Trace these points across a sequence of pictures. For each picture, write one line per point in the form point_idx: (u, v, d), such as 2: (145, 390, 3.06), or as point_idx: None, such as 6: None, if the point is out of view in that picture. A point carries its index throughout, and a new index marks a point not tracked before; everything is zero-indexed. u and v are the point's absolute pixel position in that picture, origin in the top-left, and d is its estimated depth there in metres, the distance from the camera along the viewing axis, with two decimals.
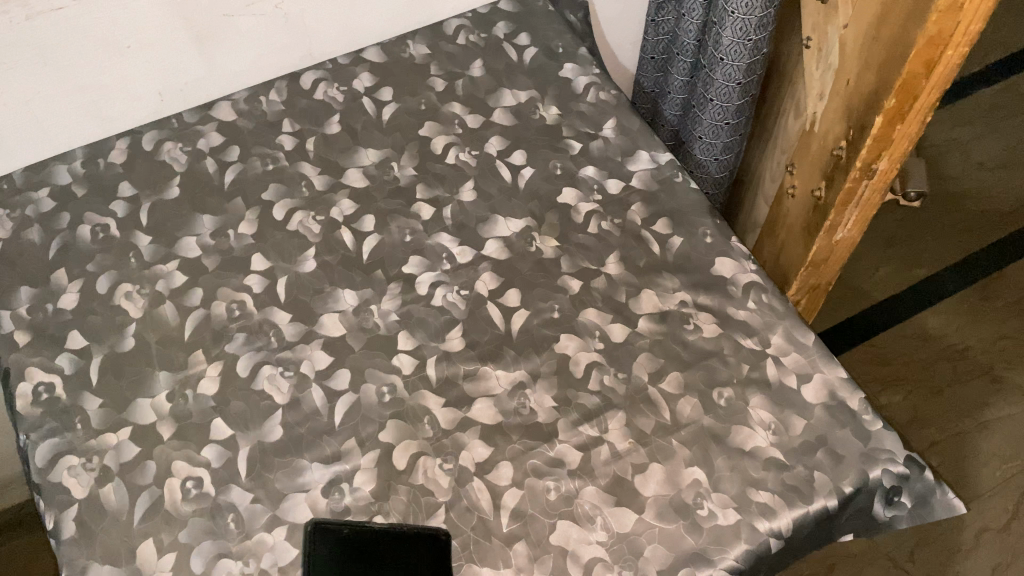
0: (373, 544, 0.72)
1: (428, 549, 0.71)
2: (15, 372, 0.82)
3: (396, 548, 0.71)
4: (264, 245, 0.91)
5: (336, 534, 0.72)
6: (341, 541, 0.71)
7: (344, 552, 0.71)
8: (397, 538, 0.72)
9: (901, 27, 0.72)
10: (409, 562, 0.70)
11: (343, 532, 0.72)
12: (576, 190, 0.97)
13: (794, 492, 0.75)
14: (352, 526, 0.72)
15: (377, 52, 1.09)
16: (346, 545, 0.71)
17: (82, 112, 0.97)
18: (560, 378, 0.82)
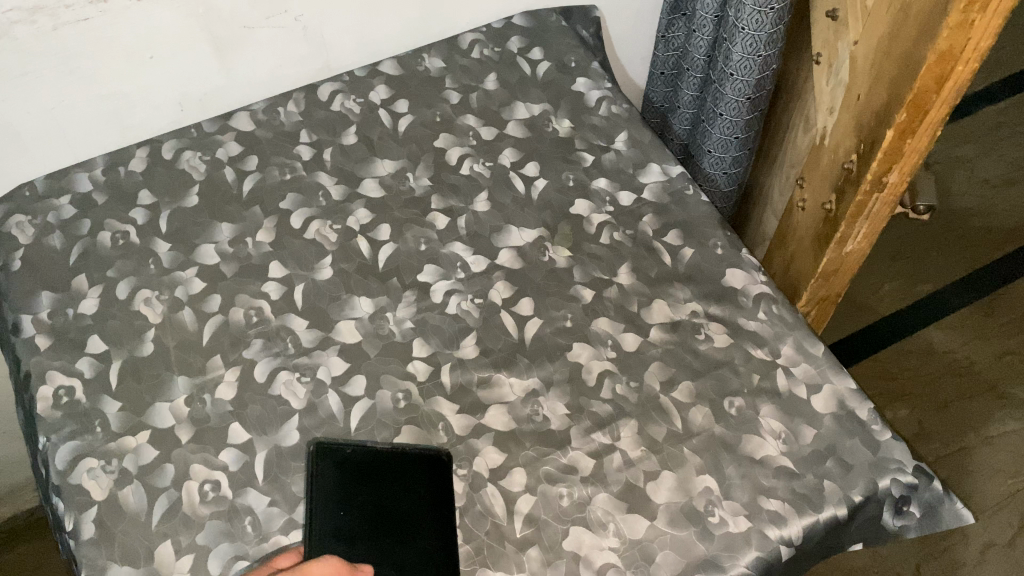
0: (372, 462, 0.78)
1: (427, 464, 0.77)
2: (37, 375, 0.83)
3: (397, 464, 0.78)
4: (282, 253, 0.93)
5: (338, 455, 0.78)
6: (342, 460, 0.77)
7: (344, 470, 0.77)
8: (398, 457, 0.78)
9: (915, 41, 0.73)
10: (409, 479, 0.77)
11: (345, 452, 0.78)
12: (589, 201, 0.98)
13: (805, 500, 0.76)
14: (354, 447, 0.78)
15: (393, 64, 1.11)
16: (348, 464, 0.77)
17: (105, 119, 1.00)
18: (573, 386, 0.84)
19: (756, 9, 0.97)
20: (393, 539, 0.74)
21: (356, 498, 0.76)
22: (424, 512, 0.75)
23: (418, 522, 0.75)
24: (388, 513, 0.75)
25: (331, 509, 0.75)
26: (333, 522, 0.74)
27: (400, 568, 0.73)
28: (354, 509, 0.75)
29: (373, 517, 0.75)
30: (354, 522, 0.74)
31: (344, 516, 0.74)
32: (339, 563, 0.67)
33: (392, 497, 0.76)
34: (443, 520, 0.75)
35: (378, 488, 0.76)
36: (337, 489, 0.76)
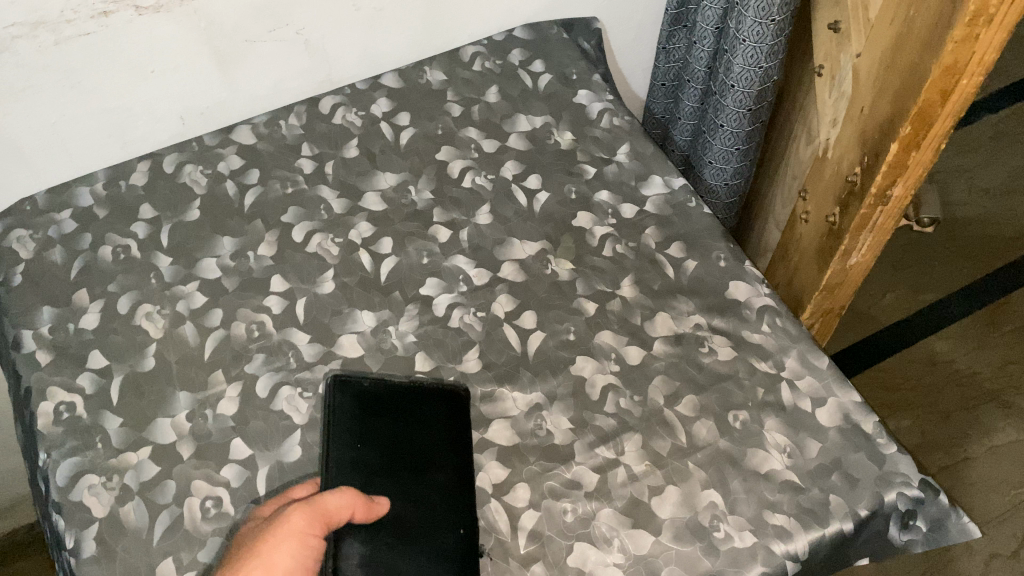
0: (389, 399, 0.80)
1: (446, 404, 0.81)
2: (37, 391, 0.83)
3: (414, 401, 0.80)
4: (284, 267, 0.92)
5: (356, 387, 0.80)
6: (359, 394, 0.80)
7: (361, 403, 0.79)
8: (414, 395, 0.81)
9: (920, 54, 0.73)
10: (427, 414, 0.79)
11: (363, 385, 0.81)
12: (591, 214, 0.98)
13: (811, 515, 0.75)
14: (371, 381, 0.81)
15: (395, 77, 1.11)
16: (365, 397, 0.79)
17: (106, 134, 1.00)
18: (577, 400, 0.83)
19: (757, 21, 0.96)
20: (410, 471, 0.75)
21: (373, 430, 0.77)
22: (442, 447, 0.77)
23: (435, 457, 0.77)
24: (404, 446, 0.77)
25: (348, 439, 0.76)
26: (351, 452, 0.75)
27: (418, 499, 0.74)
28: (371, 441, 0.76)
29: (390, 447, 0.76)
30: (371, 454, 0.75)
31: (361, 448, 0.75)
32: (356, 495, 0.69)
33: (410, 431, 0.78)
34: (462, 457, 0.78)
35: (396, 423, 0.78)
36: (354, 420, 0.77)
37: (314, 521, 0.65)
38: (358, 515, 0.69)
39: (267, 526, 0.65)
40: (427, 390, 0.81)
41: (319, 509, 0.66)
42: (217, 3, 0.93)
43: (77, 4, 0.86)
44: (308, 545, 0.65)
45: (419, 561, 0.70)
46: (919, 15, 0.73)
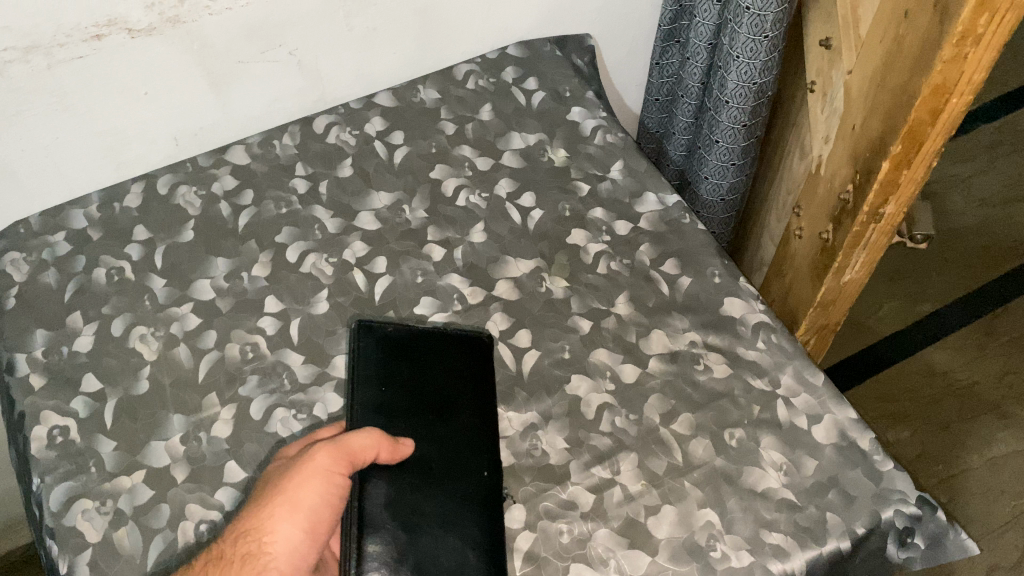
0: (411, 341, 0.84)
1: (469, 350, 0.85)
2: (31, 415, 0.83)
3: (436, 346, 0.84)
4: (278, 288, 0.92)
5: (380, 333, 0.84)
6: (381, 338, 0.84)
7: (383, 347, 0.83)
8: (437, 341, 0.84)
9: (909, 74, 0.73)
10: (449, 359, 0.83)
11: (387, 331, 0.84)
12: (585, 231, 0.98)
13: (808, 533, 0.74)
14: (394, 328, 0.85)
15: (389, 97, 1.11)
16: (389, 341, 0.83)
17: (100, 155, 1.00)
18: (572, 420, 0.83)
19: (750, 38, 0.96)
20: (433, 414, 0.79)
21: (397, 373, 0.81)
22: (465, 389, 0.82)
23: (457, 398, 0.81)
24: (427, 390, 0.81)
25: (372, 383, 0.80)
26: (375, 395, 0.79)
27: (443, 441, 0.77)
28: (395, 384, 0.80)
29: (413, 390, 0.80)
30: (395, 397, 0.79)
31: (385, 392, 0.80)
32: (380, 436, 0.73)
33: (433, 374, 0.82)
34: (484, 400, 0.82)
35: (419, 366, 0.82)
36: (378, 361, 0.81)
37: (339, 460, 0.70)
38: (382, 455, 0.73)
39: (295, 463, 0.70)
40: (449, 335, 0.85)
41: (346, 449, 0.71)
42: (210, 25, 0.93)
43: (70, 28, 0.86)
44: (334, 482, 0.70)
45: (444, 500, 0.74)
46: (909, 34, 0.73)
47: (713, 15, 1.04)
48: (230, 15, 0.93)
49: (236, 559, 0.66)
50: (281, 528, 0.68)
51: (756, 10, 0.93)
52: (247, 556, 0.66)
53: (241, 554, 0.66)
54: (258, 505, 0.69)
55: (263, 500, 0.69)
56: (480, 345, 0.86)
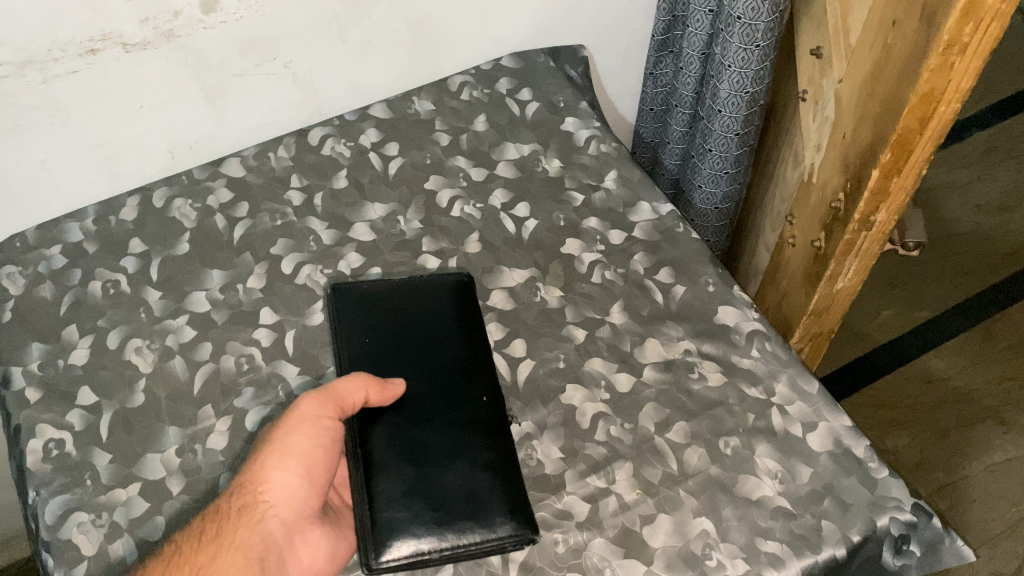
0: (387, 293, 0.89)
1: (451, 293, 0.90)
2: (27, 429, 0.83)
3: (414, 293, 0.89)
4: (273, 299, 0.92)
5: (357, 289, 0.89)
6: (360, 293, 0.88)
7: (363, 301, 0.88)
8: (415, 289, 0.89)
9: (897, 83, 0.73)
10: (428, 303, 0.88)
11: (362, 287, 0.89)
12: (579, 240, 0.98)
13: (804, 541, 0.74)
14: (368, 284, 0.90)
15: (383, 108, 1.12)
16: (366, 295, 0.88)
17: (96, 168, 1.00)
18: (567, 429, 0.83)
19: (742, 47, 0.97)
20: (420, 352, 0.84)
21: (378, 324, 0.86)
22: (449, 326, 0.86)
23: (441, 336, 0.85)
24: (411, 332, 0.85)
25: (355, 336, 0.85)
26: (360, 347, 0.84)
27: (434, 376, 0.82)
28: (380, 333, 0.85)
29: (397, 334, 0.85)
30: (380, 343, 0.84)
31: (371, 341, 0.84)
32: (368, 378, 0.77)
33: (415, 317, 0.86)
34: (471, 334, 0.86)
35: (401, 313, 0.87)
36: (359, 315, 0.86)
37: (326, 407, 0.75)
38: (372, 396, 0.77)
39: (286, 414, 0.76)
40: (429, 282, 0.90)
41: (331, 394, 0.76)
42: (205, 38, 0.94)
43: (65, 43, 0.86)
44: (324, 428, 0.76)
45: (446, 430, 0.78)
46: (897, 43, 0.73)
47: (705, 25, 1.05)
48: (225, 29, 0.94)
49: (233, 511, 0.71)
50: (276, 477, 0.73)
51: (748, 20, 0.94)
52: (244, 508, 0.71)
53: (237, 507, 0.72)
54: (252, 456, 0.75)
55: (257, 450, 0.75)
56: (462, 286, 0.91)
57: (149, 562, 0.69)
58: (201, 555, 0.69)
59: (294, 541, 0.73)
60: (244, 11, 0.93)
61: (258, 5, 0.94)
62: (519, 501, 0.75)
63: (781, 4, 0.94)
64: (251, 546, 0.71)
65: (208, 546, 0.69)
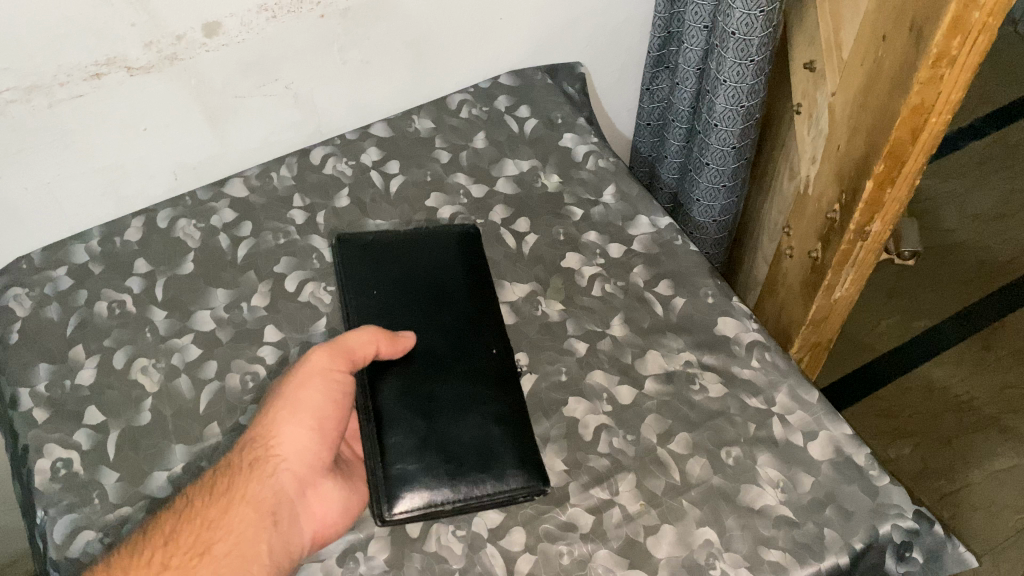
0: (393, 245, 0.92)
1: (458, 249, 0.93)
2: (35, 449, 0.84)
3: (419, 246, 0.92)
4: (277, 317, 0.93)
5: (361, 241, 0.93)
6: (365, 247, 0.92)
7: (368, 254, 0.91)
8: (420, 242, 0.93)
9: (889, 96, 0.74)
10: (435, 256, 0.91)
11: (367, 239, 0.93)
12: (579, 254, 1.00)
13: (806, 549, 0.75)
14: (373, 236, 0.93)
15: (383, 127, 1.13)
16: (371, 247, 0.92)
17: (101, 190, 1.02)
18: (571, 441, 0.84)
19: (736, 62, 0.98)
20: (428, 303, 0.87)
21: (384, 277, 0.89)
22: (457, 280, 0.90)
23: (450, 290, 0.88)
24: (418, 283, 0.88)
25: (362, 289, 0.88)
26: (367, 299, 0.87)
27: (443, 328, 0.85)
28: (385, 286, 0.88)
29: (403, 286, 0.88)
30: (386, 295, 0.87)
31: (377, 294, 0.87)
32: (378, 331, 0.79)
33: (423, 269, 0.90)
34: (478, 288, 0.90)
35: (407, 265, 0.90)
36: (366, 267, 0.90)
37: (333, 360, 0.78)
38: (382, 348, 0.79)
39: (296, 369, 0.79)
40: (436, 234, 0.94)
41: (341, 347, 0.78)
42: (207, 62, 0.95)
43: (70, 68, 0.88)
44: (332, 382, 0.78)
45: (456, 383, 0.81)
46: (888, 57, 0.75)
47: (700, 41, 1.06)
48: (227, 52, 0.95)
49: (245, 464, 0.75)
50: (286, 431, 0.77)
51: (742, 36, 0.95)
52: (255, 461, 0.75)
53: (249, 461, 0.75)
54: (267, 410, 0.78)
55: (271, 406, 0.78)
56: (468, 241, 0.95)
57: (166, 512, 0.74)
58: (213, 507, 0.73)
59: (306, 494, 0.76)
60: (247, 34, 0.95)
61: (259, 28, 0.95)
62: (528, 453, 0.79)
63: (775, 19, 0.95)
64: (262, 499, 0.74)
65: (219, 500, 0.73)
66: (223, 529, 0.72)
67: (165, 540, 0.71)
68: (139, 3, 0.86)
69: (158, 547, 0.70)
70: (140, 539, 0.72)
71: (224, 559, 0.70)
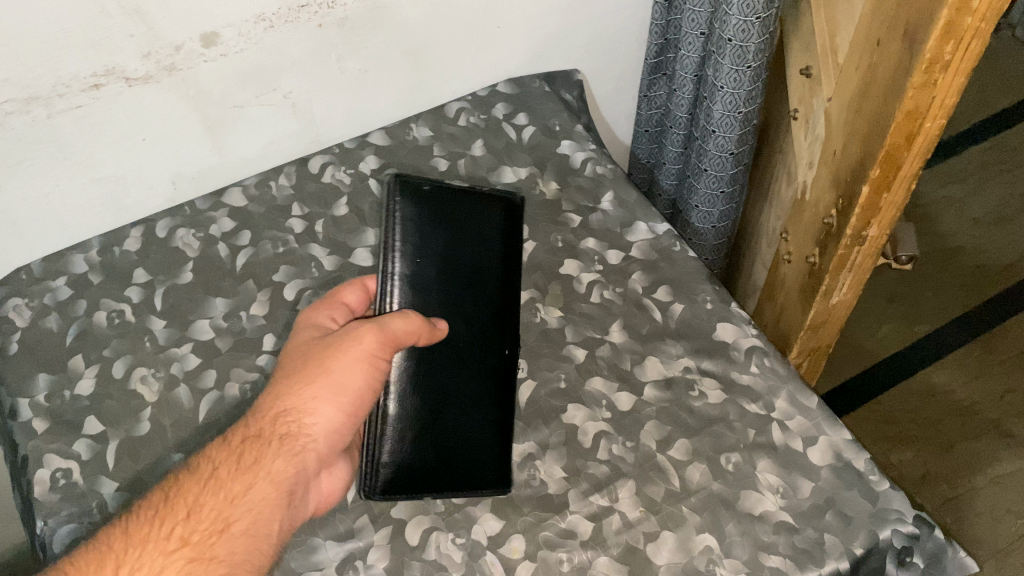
0: (445, 202, 0.85)
1: (502, 222, 0.88)
2: (34, 459, 0.84)
3: (469, 212, 0.86)
4: (276, 325, 0.94)
5: (415, 190, 0.84)
6: (417, 199, 0.84)
7: (421, 211, 0.84)
8: (470, 207, 0.86)
9: (884, 101, 0.75)
10: (481, 229, 0.86)
11: (421, 188, 0.85)
12: (578, 261, 1.00)
13: (807, 555, 0.75)
14: (428, 187, 0.85)
15: (381, 135, 1.14)
16: (425, 201, 0.84)
17: (99, 200, 1.02)
18: (570, 448, 0.84)
19: (733, 69, 0.98)
20: (467, 286, 0.83)
21: (432, 241, 0.83)
22: (494, 262, 0.86)
23: (485, 273, 0.85)
24: (460, 259, 0.84)
25: (410, 250, 0.82)
26: (409, 266, 0.82)
27: (471, 317, 0.83)
28: (430, 254, 0.83)
29: (445, 260, 0.83)
30: (429, 267, 0.82)
31: (420, 263, 0.82)
32: (421, 324, 0.77)
33: (467, 243, 0.85)
34: (509, 272, 0.87)
35: (454, 233, 0.84)
36: (416, 227, 0.83)
37: (381, 345, 0.75)
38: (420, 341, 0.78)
39: (341, 342, 0.75)
40: (485, 199, 0.88)
41: (390, 335, 0.75)
42: (205, 72, 0.96)
43: (68, 79, 0.88)
44: (374, 366, 0.75)
45: (466, 380, 0.82)
46: (882, 62, 0.75)
47: (697, 47, 1.07)
48: (224, 62, 0.96)
49: (274, 438, 0.71)
50: (320, 410, 0.73)
51: (738, 42, 0.95)
52: (285, 436, 0.72)
53: (279, 435, 0.72)
54: (303, 379, 0.74)
55: (307, 376, 0.74)
56: (511, 214, 0.89)
57: (183, 477, 0.69)
58: (237, 481, 0.68)
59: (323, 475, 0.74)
60: (244, 44, 0.95)
61: (257, 38, 0.95)
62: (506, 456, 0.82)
63: (771, 26, 0.95)
64: (284, 477, 0.70)
65: (244, 474, 0.69)
66: (244, 506, 0.67)
67: (184, 511, 0.66)
68: (137, 14, 0.86)
69: (178, 519, 0.65)
70: (155, 507, 0.66)
71: (243, 537, 0.66)
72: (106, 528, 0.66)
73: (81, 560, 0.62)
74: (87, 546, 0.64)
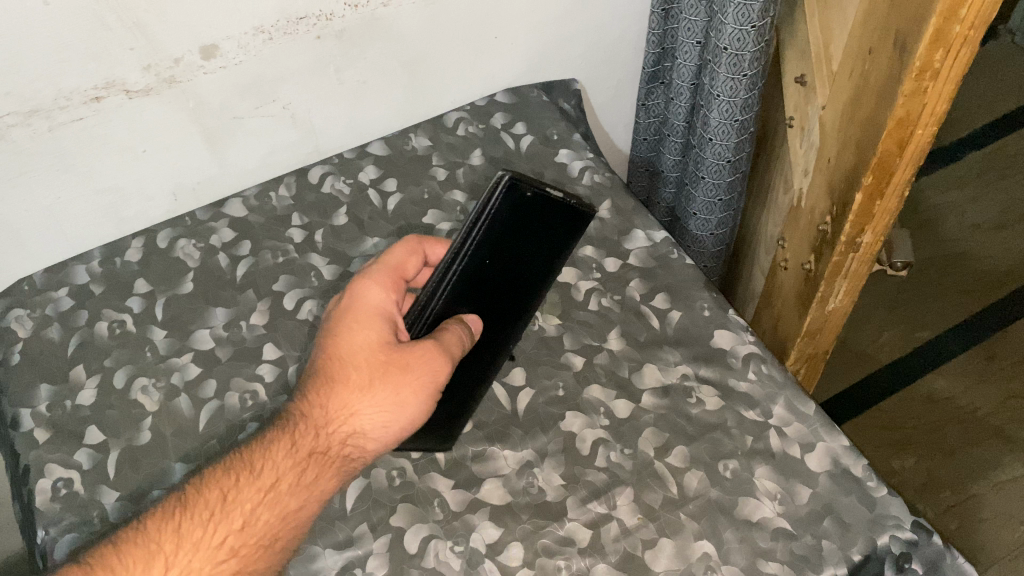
0: (532, 206, 0.79)
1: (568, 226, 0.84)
2: (36, 469, 0.84)
3: (547, 215, 0.81)
4: (275, 335, 0.94)
5: (518, 193, 0.76)
6: (514, 204, 0.77)
7: (513, 215, 0.77)
8: (550, 210, 0.81)
9: (875, 109, 0.75)
10: (544, 235, 0.82)
11: (525, 192, 0.77)
12: (576, 269, 1.00)
13: (805, 562, 0.75)
14: (533, 191, 0.77)
15: (381, 145, 1.14)
16: (518, 206, 0.77)
17: (102, 211, 1.04)
18: (568, 456, 0.84)
19: (729, 77, 0.98)
20: (503, 285, 0.83)
21: (502, 245, 0.79)
22: (538, 265, 0.85)
23: (524, 274, 0.84)
24: (513, 262, 0.82)
25: (481, 252, 0.78)
26: (474, 266, 0.78)
27: (491, 311, 0.84)
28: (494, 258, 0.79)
29: (500, 265, 0.81)
30: (487, 270, 0.80)
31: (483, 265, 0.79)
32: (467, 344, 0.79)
33: (526, 249, 0.82)
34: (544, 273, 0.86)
35: (522, 239, 0.80)
36: (496, 234, 0.78)
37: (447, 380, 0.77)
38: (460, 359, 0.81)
39: (414, 369, 0.75)
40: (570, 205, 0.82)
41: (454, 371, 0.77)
42: (205, 84, 0.96)
43: (69, 92, 0.89)
44: (435, 397, 0.77)
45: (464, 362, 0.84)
46: (874, 70, 0.75)
47: (694, 56, 1.07)
48: (224, 74, 0.96)
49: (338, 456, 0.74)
50: (381, 432, 0.75)
51: (734, 50, 0.95)
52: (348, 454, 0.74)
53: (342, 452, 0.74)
54: (369, 394, 0.75)
55: (374, 392, 0.75)
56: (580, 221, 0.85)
57: (240, 480, 0.70)
58: (294, 500, 0.71)
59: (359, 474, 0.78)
60: (244, 56, 0.96)
61: (255, 49, 0.96)
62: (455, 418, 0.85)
63: (766, 34, 0.96)
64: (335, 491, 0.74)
65: (303, 491, 0.71)
66: (298, 522, 0.71)
67: (239, 521, 0.69)
68: (137, 28, 0.87)
69: (232, 528, 0.68)
70: (211, 510, 0.69)
71: (289, 549, 0.71)
72: (157, 519, 0.68)
73: (131, 556, 0.65)
74: (136, 542, 0.66)
